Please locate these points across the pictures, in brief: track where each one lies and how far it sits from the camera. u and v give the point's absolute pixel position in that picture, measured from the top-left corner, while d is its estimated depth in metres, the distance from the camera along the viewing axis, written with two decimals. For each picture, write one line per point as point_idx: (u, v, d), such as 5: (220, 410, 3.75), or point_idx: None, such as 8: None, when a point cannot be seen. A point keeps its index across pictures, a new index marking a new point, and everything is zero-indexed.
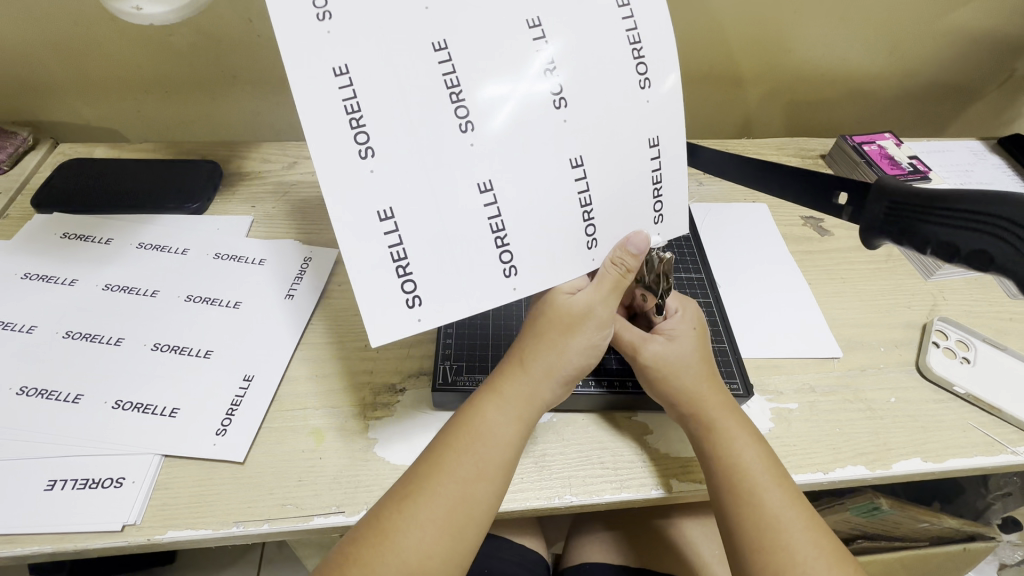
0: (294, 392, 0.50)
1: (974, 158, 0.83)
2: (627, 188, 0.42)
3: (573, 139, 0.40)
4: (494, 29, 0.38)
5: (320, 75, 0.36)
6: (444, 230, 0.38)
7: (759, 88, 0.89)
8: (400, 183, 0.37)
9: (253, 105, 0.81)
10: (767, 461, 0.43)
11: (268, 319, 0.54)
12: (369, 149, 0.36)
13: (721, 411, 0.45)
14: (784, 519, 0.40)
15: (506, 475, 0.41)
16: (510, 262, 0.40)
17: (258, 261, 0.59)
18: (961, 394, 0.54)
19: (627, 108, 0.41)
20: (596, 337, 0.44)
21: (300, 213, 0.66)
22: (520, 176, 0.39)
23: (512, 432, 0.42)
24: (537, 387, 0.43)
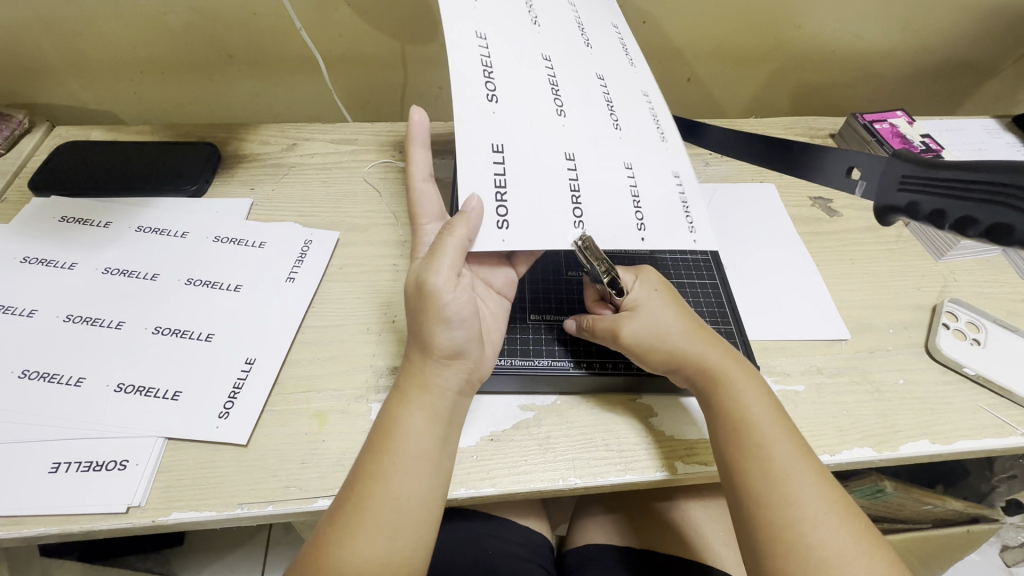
0: (297, 374, 0.49)
1: (988, 137, 0.81)
2: (665, 196, 0.47)
3: (624, 148, 0.48)
4: (574, 68, 0.50)
5: (463, 38, 0.45)
6: (534, 179, 0.43)
7: (766, 66, 0.87)
8: (512, 130, 0.44)
9: (251, 86, 0.79)
10: (775, 415, 0.43)
11: (268, 303, 0.54)
12: (494, 95, 0.44)
13: (728, 364, 0.45)
14: (793, 473, 0.40)
15: (430, 466, 0.40)
16: (580, 217, 0.44)
17: (258, 244, 0.58)
18: (971, 375, 0.53)
19: (654, 147, 0.50)
20: (447, 303, 0.41)
21: (301, 195, 0.65)
22: (589, 158, 0.46)
23: (421, 424, 0.41)
24: (430, 375, 0.42)
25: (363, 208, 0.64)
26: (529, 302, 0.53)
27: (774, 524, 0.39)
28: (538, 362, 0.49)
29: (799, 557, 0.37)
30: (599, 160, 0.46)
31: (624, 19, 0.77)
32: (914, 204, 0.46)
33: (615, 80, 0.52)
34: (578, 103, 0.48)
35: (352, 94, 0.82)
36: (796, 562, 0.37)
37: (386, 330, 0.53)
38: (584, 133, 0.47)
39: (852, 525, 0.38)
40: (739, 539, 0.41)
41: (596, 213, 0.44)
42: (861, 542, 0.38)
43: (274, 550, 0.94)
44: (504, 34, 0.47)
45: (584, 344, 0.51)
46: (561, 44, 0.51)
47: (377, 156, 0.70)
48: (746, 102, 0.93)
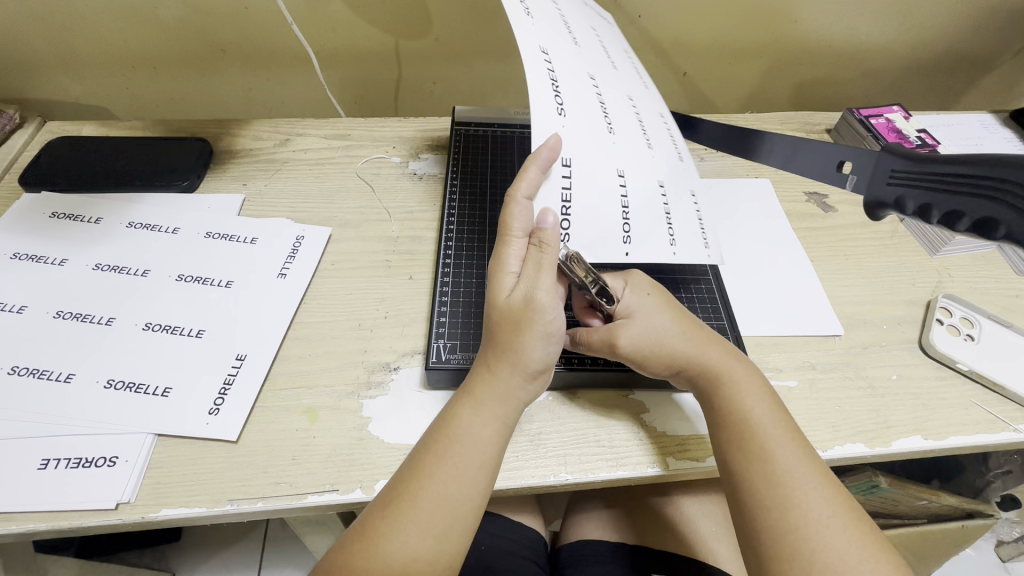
0: (288, 370, 0.49)
1: (984, 132, 0.81)
2: (688, 216, 0.48)
3: (656, 166, 0.48)
4: (612, 84, 0.51)
5: (530, 47, 0.43)
6: (591, 194, 0.44)
7: (762, 61, 0.87)
8: (577, 145, 0.43)
9: (244, 82, 0.79)
10: (778, 416, 0.43)
11: (260, 299, 0.53)
12: (563, 107, 0.43)
13: (732, 366, 0.45)
14: (797, 475, 0.40)
15: (491, 475, 0.40)
16: (628, 231, 0.45)
17: (250, 240, 0.58)
18: (964, 370, 0.53)
19: (676, 166, 0.50)
20: (543, 320, 0.41)
21: (293, 191, 0.65)
22: (634, 174, 0.46)
23: (493, 432, 0.41)
24: (509, 386, 0.42)
25: (355, 204, 0.64)
26: None
27: (776, 527, 0.39)
28: None
29: (800, 560, 0.37)
30: (640, 175, 0.47)
31: (620, 13, 0.76)
32: (900, 201, 0.46)
33: (643, 99, 0.54)
34: (619, 119, 0.48)
35: (346, 89, 0.82)
36: (798, 565, 0.37)
37: (377, 327, 0.53)
38: (586, 134, 0.44)
39: (857, 527, 0.38)
40: (742, 542, 0.41)
41: (586, 228, 0.43)
42: (865, 544, 0.37)
43: (271, 546, 0.94)
44: (561, 48, 0.46)
45: None
46: (557, 35, 0.47)
47: (370, 151, 0.70)
48: (742, 97, 0.93)
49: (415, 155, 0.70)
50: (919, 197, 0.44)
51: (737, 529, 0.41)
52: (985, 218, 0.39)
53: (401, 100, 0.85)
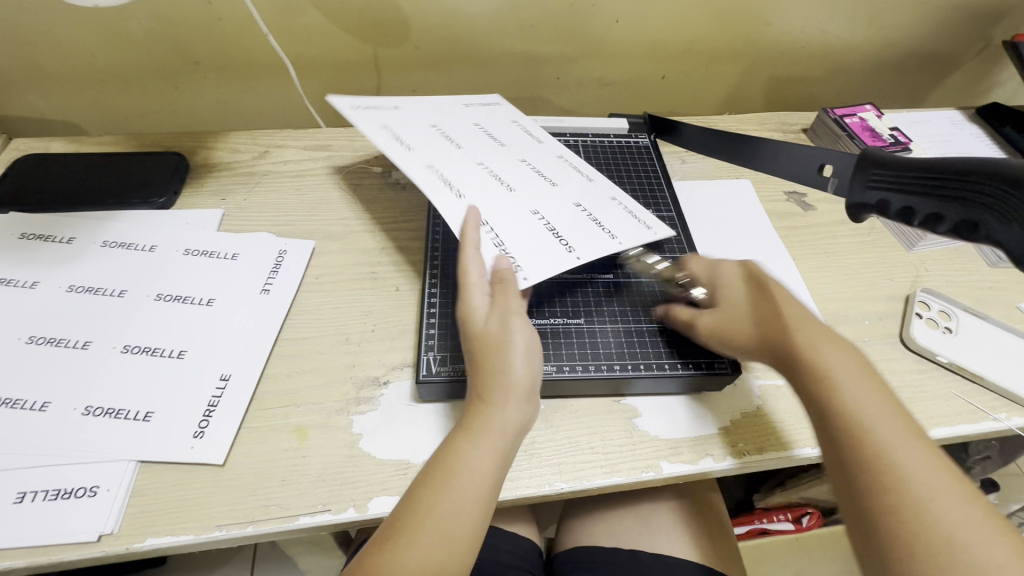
0: (275, 389, 0.48)
1: (953, 128, 0.83)
2: (616, 211, 0.53)
3: (572, 192, 0.55)
4: (506, 150, 0.59)
5: (410, 167, 0.53)
6: (521, 232, 0.49)
7: (738, 63, 0.88)
8: (487, 208, 0.50)
9: (219, 94, 0.77)
10: (880, 397, 0.40)
11: (242, 316, 0.52)
12: (459, 192, 0.51)
13: (823, 345, 0.43)
14: (913, 460, 0.36)
15: (487, 507, 0.39)
16: (567, 243, 0.48)
17: (230, 256, 0.57)
18: (944, 363, 0.54)
19: (593, 180, 0.57)
20: (518, 350, 0.42)
21: (273, 204, 0.63)
22: (552, 204, 0.52)
23: (490, 458, 0.40)
24: (506, 416, 0.41)
25: (338, 215, 0.63)
26: None
27: (894, 514, 0.35)
28: None
29: (931, 554, 0.33)
30: (558, 202, 0.53)
31: (597, 18, 0.77)
32: (883, 200, 0.47)
33: (547, 147, 0.62)
34: (519, 173, 0.56)
35: (325, 99, 0.81)
36: (936, 561, 0.33)
37: (365, 341, 0.52)
38: (491, 200, 0.51)
39: (975, 506, 0.35)
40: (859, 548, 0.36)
41: (524, 253, 0.47)
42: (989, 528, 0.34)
43: (261, 566, 0.92)
44: (440, 151, 0.56)
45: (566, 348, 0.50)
46: (431, 137, 0.58)
47: (352, 162, 0.69)
48: (720, 99, 0.94)
49: (397, 165, 0.69)
50: (903, 197, 0.45)
51: (850, 532, 0.37)
52: (967, 219, 0.39)
53: None
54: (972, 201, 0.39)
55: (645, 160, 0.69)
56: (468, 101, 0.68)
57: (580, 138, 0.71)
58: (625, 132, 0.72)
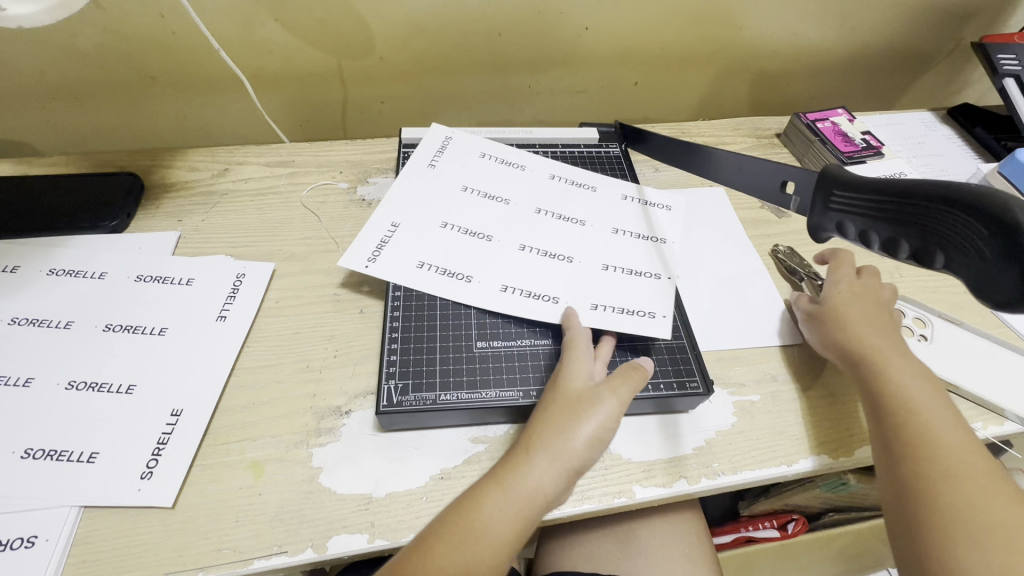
0: (230, 423, 0.46)
1: (925, 130, 0.83)
2: (620, 236, 0.58)
3: (569, 227, 0.58)
4: (489, 195, 0.60)
5: (403, 270, 0.53)
6: (544, 292, 0.52)
7: (710, 68, 0.87)
8: (502, 284, 0.53)
9: (179, 110, 0.75)
10: (937, 397, 0.45)
11: (196, 346, 0.50)
12: (466, 276, 0.53)
13: (896, 357, 0.47)
14: (971, 466, 0.40)
15: (496, 568, 0.37)
16: (596, 301, 0.52)
17: (185, 281, 0.54)
18: None
19: (592, 204, 0.61)
20: (587, 422, 0.41)
21: (232, 224, 0.61)
22: (562, 249, 0.56)
23: (518, 517, 0.38)
24: (542, 480, 0.39)
25: (301, 235, 0.61)
26: (474, 328, 0.50)
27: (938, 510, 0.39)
28: (484, 395, 0.46)
29: (969, 552, 0.36)
30: (566, 247, 0.56)
31: (566, 26, 0.75)
32: (842, 223, 0.46)
33: (524, 176, 0.63)
34: (511, 224, 0.58)
35: (290, 112, 0.79)
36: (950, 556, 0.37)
37: (326, 367, 0.50)
38: (495, 269, 0.54)
39: None
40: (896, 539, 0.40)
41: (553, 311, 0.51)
42: None
43: None
44: (415, 224, 0.57)
45: (535, 371, 0.48)
46: (425, 223, 0.57)
47: (316, 178, 0.67)
48: (694, 104, 0.93)
49: (363, 180, 0.67)
50: (862, 222, 0.44)
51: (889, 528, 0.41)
52: (939, 254, 0.38)
53: (349, 121, 0.82)
54: (938, 237, 0.38)
55: (617, 170, 0.67)
56: (425, 146, 0.65)
57: (550, 149, 0.70)
58: (596, 142, 0.71)
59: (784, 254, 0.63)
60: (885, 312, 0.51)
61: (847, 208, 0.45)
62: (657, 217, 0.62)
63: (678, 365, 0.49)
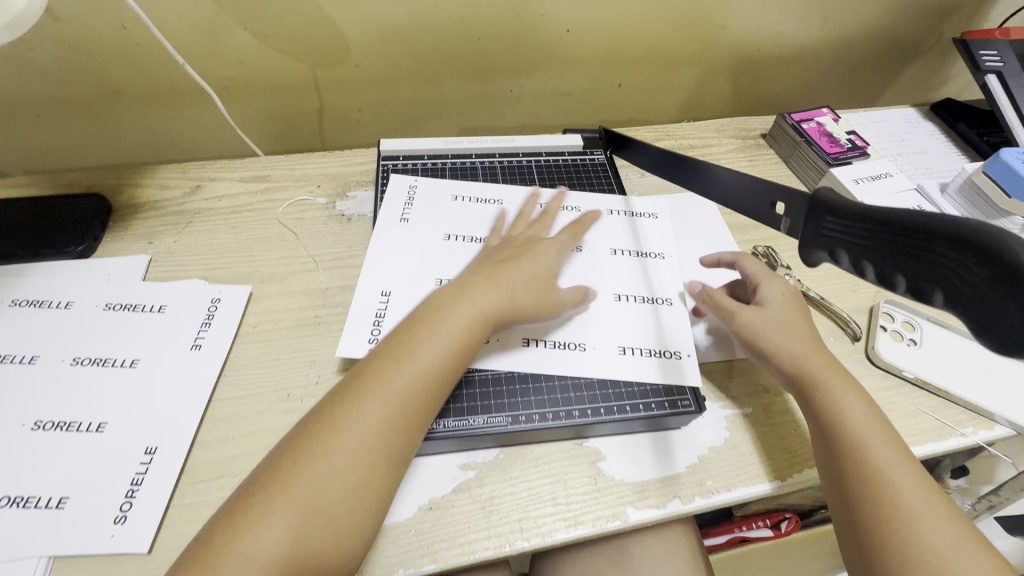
0: (208, 459, 0.44)
1: (909, 127, 0.83)
2: (623, 265, 0.57)
3: (567, 256, 0.57)
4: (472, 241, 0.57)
5: None
6: (560, 334, 0.51)
7: (694, 67, 0.86)
8: (507, 337, 0.50)
9: (147, 123, 0.72)
10: (870, 415, 0.44)
11: (171, 377, 0.48)
12: (484, 337, 0.50)
13: (834, 376, 0.46)
14: (902, 480, 0.41)
15: (382, 477, 0.39)
16: (624, 344, 0.51)
17: (157, 309, 0.52)
18: (910, 378, 0.53)
19: (581, 226, 0.60)
20: (501, 278, 0.49)
21: (206, 245, 0.59)
22: (570, 279, 0.55)
23: (389, 420, 0.40)
24: (444, 314, 0.45)
25: (279, 254, 0.59)
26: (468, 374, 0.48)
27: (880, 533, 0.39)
28: (472, 422, 0.45)
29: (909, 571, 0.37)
30: (576, 279, 0.55)
31: (547, 28, 0.74)
32: (835, 252, 0.44)
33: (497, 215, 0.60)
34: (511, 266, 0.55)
35: (264, 122, 0.76)
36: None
37: (308, 396, 0.48)
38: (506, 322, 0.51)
39: (976, 549, 0.38)
40: (845, 553, 0.41)
41: (567, 360, 0.49)
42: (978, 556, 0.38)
43: None
44: (408, 286, 0.52)
45: (523, 397, 0.47)
46: (419, 284, 0.53)
47: (293, 193, 0.65)
48: (679, 103, 0.92)
49: (342, 194, 0.65)
50: (854, 252, 0.42)
51: (840, 543, 0.42)
52: (931, 291, 0.37)
53: (327, 130, 0.80)
54: (936, 278, 0.36)
55: (602, 179, 0.67)
56: (391, 198, 0.60)
57: (534, 158, 0.69)
58: (580, 149, 0.71)
59: (762, 253, 0.63)
60: (808, 329, 0.50)
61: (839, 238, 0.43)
62: (643, 226, 0.61)
63: (666, 386, 0.49)
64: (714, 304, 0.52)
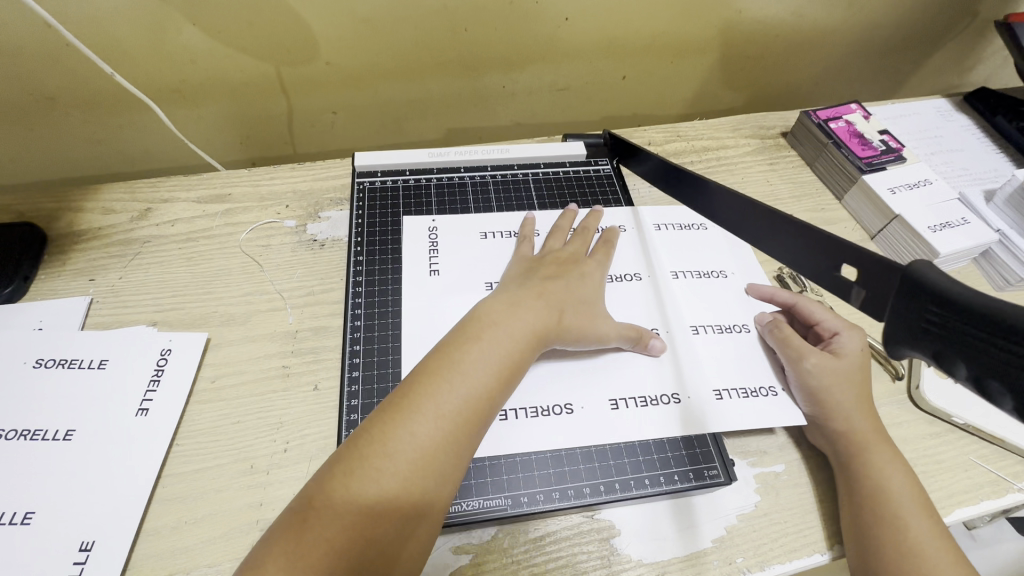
0: (157, 552, 0.38)
1: (942, 121, 0.75)
2: (693, 289, 0.53)
3: (631, 286, 0.52)
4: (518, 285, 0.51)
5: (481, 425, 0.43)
6: (654, 386, 0.46)
7: (706, 55, 0.78)
8: (588, 395, 0.45)
9: (94, 132, 0.64)
10: (911, 485, 0.40)
11: (113, 450, 0.41)
12: (564, 406, 0.44)
13: (873, 435, 0.42)
14: (936, 560, 0.36)
15: (469, 441, 0.36)
16: (719, 389, 0.46)
17: (96, 365, 0.45)
18: (961, 424, 0.47)
19: (635, 250, 0.55)
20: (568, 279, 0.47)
21: (155, 281, 0.51)
22: (645, 318, 0.50)
23: (436, 447, 0.34)
24: (530, 297, 0.43)
25: (240, 290, 0.51)
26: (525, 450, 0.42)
27: None
28: (464, 507, 0.40)
29: None
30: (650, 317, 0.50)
31: (542, 17, 0.65)
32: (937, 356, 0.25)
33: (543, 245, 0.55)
34: None
35: (228, 127, 0.68)
36: None
37: (274, 467, 0.42)
38: (581, 382, 0.45)
39: None
40: None
41: (651, 407, 0.45)
42: None
43: None
44: None
45: (525, 471, 0.42)
46: None
47: (258, 215, 0.57)
48: (687, 96, 0.84)
49: (314, 215, 0.58)
50: (976, 367, 0.23)
51: None
52: None
53: (300, 135, 0.71)
54: None
55: (607, 191, 0.60)
56: (409, 244, 0.54)
57: (529, 171, 0.62)
58: (583, 158, 0.63)
59: (788, 277, 0.56)
60: (867, 386, 0.44)
61: (953, 337, 0.24)
62: (654, 247, 0.56)
63: (692, 450, 0.44)
64: (781, 340, 0.47)
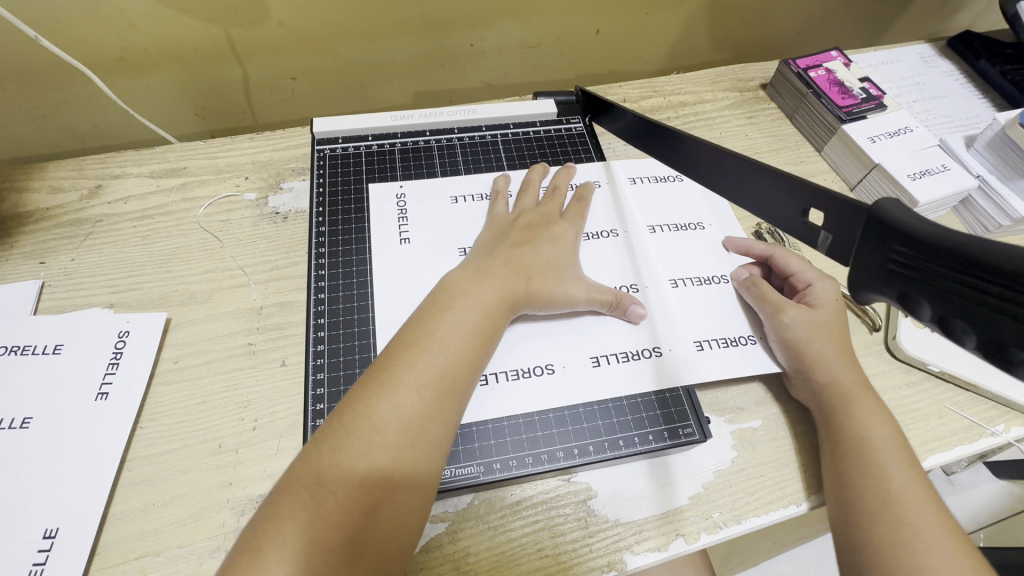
0: (126, 537, 0.37)
1: (925, 67, 0.73)
2: (671, 242, 0.52)
3: (611, 241, 0.51)
4: None
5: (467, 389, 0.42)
6: (633, 342, 0.45)
7: (684, 5, 0.74)
8: (565, 355, 0.44)
9: (36, 106, 0.60)
10: (893, 433, 0.39)
11: (72, 438, 0.39)
12: (547, 366, 0.43)
13: (856, 388, 0.41)
14: (914, 505, 0.36)
15: (453, 407, 0.35)
16: (700, 340, 0.46)
17: (51, 350, 0.43)
18: (936, 372, 0.47)
19: (613, 206, 0.54)
20: (540, 244, 0.46)
21: (111, 262, 0.49)
22: (625, 273, 0.49)
23: (425, 414, 0.33)
24: (503, 263, 0.42)
25: (200, 267, 0.49)
26: (496, 421, 0.41)
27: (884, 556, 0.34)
28: None
29: None
30: (630, 273, 0.49)
31: None
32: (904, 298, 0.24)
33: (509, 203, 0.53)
34: None
35: (182, 96, 0.64)
36: None
37: (244, 445, 0.41)
38: (561, 342, 0.44)
39: None
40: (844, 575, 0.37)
41: (627, 364, 0.44)
42: None
43: None
44: None
45: (499, 438, 0.41)
46: None
47: (217, 188, 0.54)
48: (666, 48, 0.81)
49: (275, 186, 0.55)
50: (942, 308, 0.22)
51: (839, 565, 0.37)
52: None
53: (260, 102, 0.68)
54: None
55: (581, 149, 0.58)
56: (377, 210, 0.52)
57: (500, 131, 0.59)
58: (555, 117, 0.61)
59: (767, 230, 0.55)
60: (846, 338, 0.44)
61: (924, 279, 0.23)
62: (629, 204, 0.54)
63: (669, 407, 0.43)
64: (759, 296, 0.46)
